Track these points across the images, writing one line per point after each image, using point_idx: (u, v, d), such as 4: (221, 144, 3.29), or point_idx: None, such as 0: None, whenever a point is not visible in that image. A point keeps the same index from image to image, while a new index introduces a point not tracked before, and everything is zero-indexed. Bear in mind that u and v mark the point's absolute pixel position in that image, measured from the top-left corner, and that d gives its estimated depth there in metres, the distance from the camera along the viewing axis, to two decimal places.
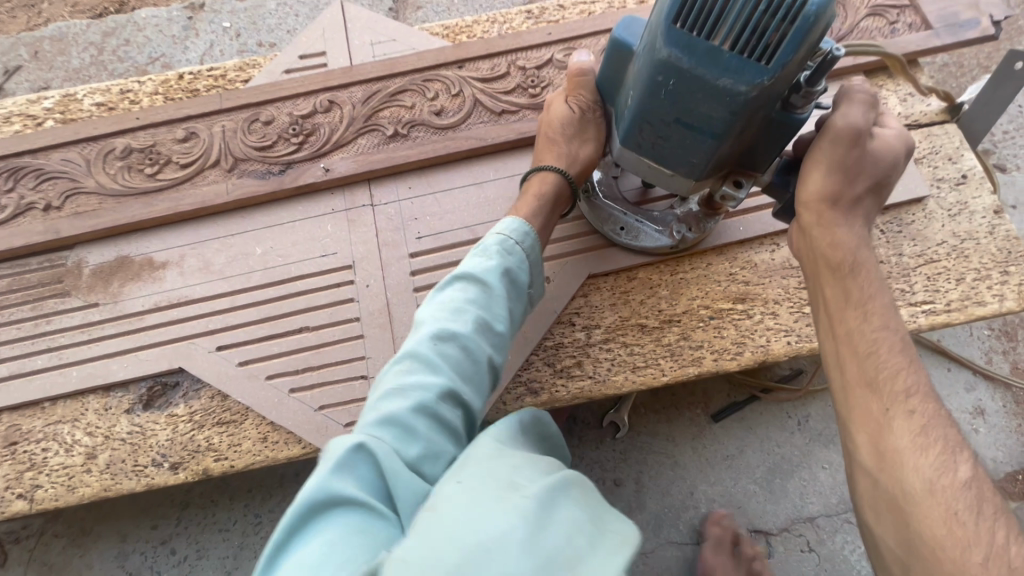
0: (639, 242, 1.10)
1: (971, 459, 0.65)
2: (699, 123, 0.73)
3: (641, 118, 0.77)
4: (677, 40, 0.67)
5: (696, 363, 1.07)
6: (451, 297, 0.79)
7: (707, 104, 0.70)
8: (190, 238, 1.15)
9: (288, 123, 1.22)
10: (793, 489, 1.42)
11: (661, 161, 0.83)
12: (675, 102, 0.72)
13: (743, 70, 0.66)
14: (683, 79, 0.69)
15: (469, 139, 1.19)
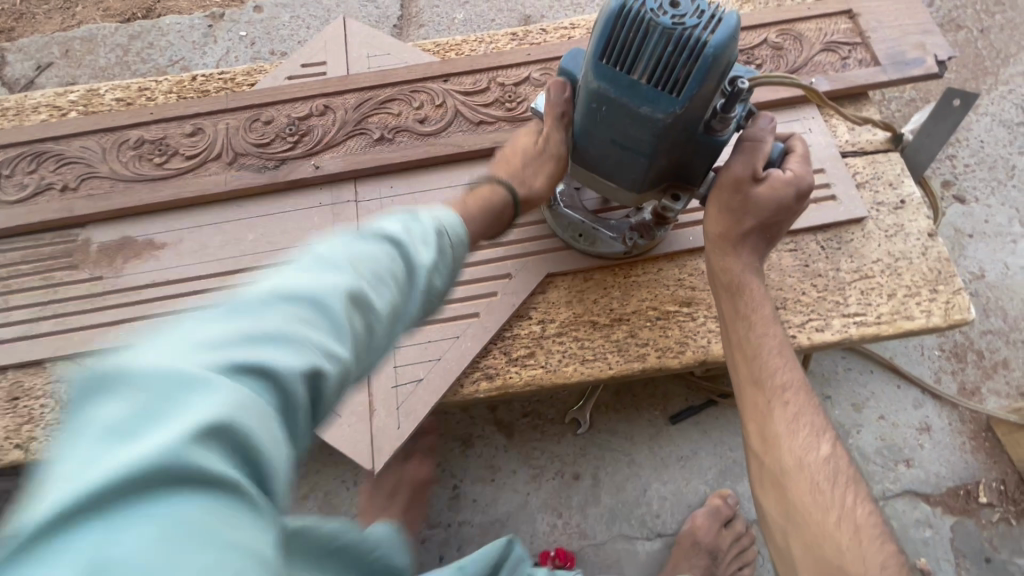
0: (595, 249, 1.20)
1: (833, 439, 0.78)
2: (631, 145, 0.84)
3: (583, 139, 0.89)
4: (604, 74, 0.78)
5: (640, 359, 1.16)
6: (376, 259, 0.59)
7: (634, 130, 0.81)
8: (190, 223, 1.27)
9: (286, 124, 1.34)
10: (743, 492, 1.49)
11: (606, 176, 0.93)
12: (607, 127, 0.83)
13: (660, 100, 0.77)
14: (611, 107, 0.80)
15: (447, 146, 1.31)
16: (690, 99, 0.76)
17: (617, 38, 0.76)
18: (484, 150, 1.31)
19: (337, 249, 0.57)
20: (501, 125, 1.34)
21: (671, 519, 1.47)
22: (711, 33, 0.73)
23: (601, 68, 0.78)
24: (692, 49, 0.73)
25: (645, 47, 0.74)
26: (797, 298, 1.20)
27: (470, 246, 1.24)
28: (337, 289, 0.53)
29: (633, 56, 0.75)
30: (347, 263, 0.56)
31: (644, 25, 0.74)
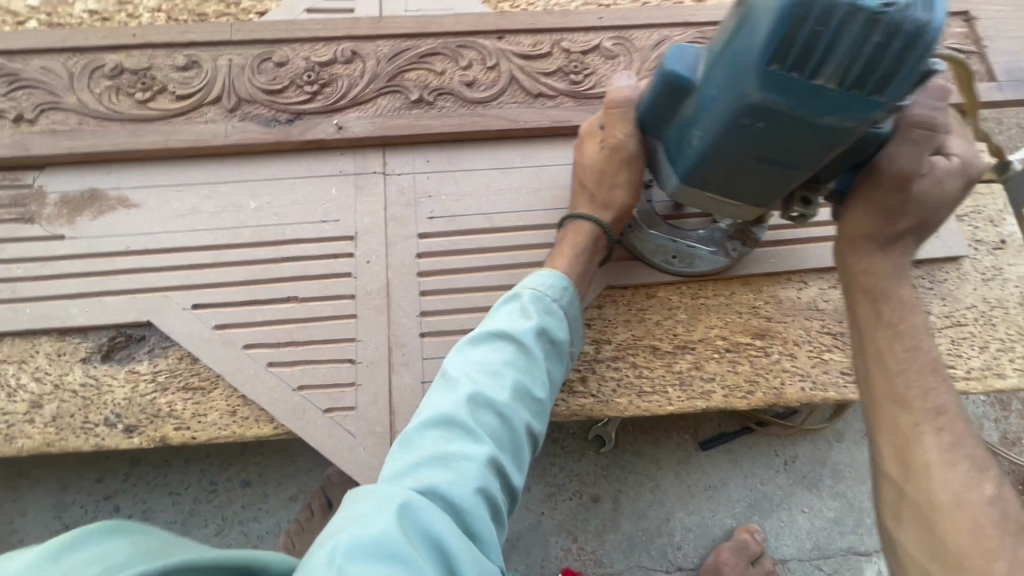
0: (695, 269, 1.05)
1: (996, 478, 0.65)
2: (792, 153, 0.68)
3: (719, 152, 0.72)
4: (774, 82, 0.59)
5: (705, 396, 1.02)
6: (495, 358, 0.75)
7: (805, 138, 0.65)
8: (179, 179, 1.04)
9: (304, 69, 1.10)
10: (770, 529, 1.39)
11: (735, 188, 0.79)
12: (759, 141, 0.67)
13: (853, 104, 0.59)
14: (774, 120, 0.63)
15: (499, 119, 1.10)
16: (896, 96, 0.58)
17: (795, 36, 0.56)
18: (543, 129, 1.10)
19: (509, 355, 0.76)
20: (562, 101, 1.13)
21: (692, 552, 1.37)
22: (924, 8, 0.54)
23: (770, 75, 0.59)
24: (907, 35, 0.54)
25: (838, 41, 0.55)
26: None
27: (518, 244, 1.05)
28: (523, 394, 0.75)
29: (820, 53, 0.56)
30: (524, 366, 0.76)
31: (838, 14, 0.54)
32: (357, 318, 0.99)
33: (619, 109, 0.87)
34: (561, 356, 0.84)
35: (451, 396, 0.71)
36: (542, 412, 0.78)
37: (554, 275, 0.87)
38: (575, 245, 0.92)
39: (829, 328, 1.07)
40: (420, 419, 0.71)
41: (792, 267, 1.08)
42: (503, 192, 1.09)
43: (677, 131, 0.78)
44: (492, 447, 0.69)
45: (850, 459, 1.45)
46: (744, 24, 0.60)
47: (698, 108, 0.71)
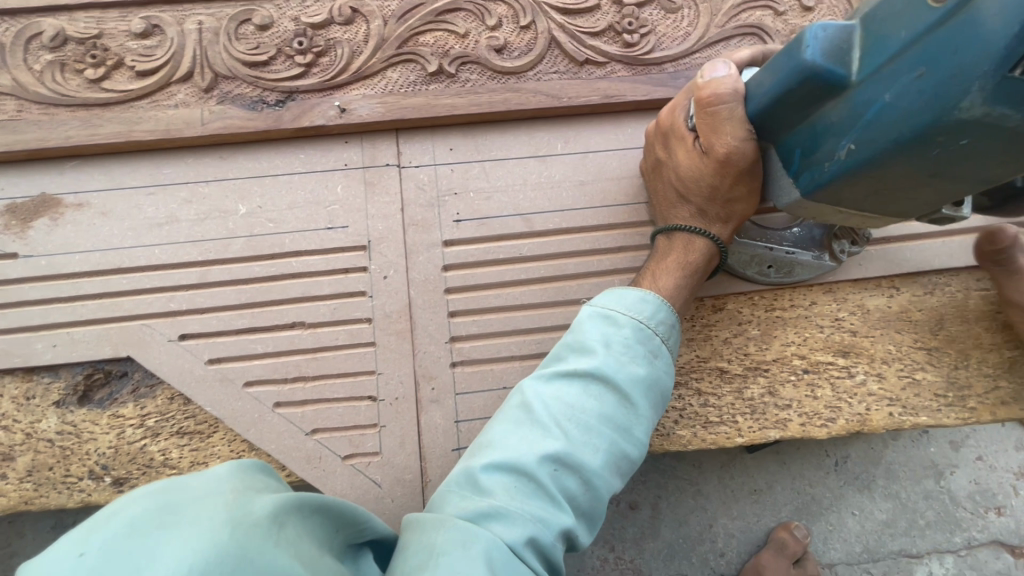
0: (795, 279, 0.91)
1: None
2: (984, 173, 0.56)
3: (884, 167, 0.58)
4: (1010, 95, 0.47)
5: (780, 425, 0.89)
6: (590, 401, 0.66)
7: (1015, 158, 0.53)
8: (148, 180, 0.85)
9: (293, 33, 0.88)
10: (818, 533, 1.31)
11: (879, 202, 0.65)
12: (946, 160, 0.55)
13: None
14: (983, 138, 0.51)
15: (536, 94, 0.90)
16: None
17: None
18: (590, 107, 0.90)
19: (605, 407, 0.66)
20: (613, 69, 0.92)
21: (736, 560, 1.29)
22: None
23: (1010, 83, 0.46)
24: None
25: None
26: (984, 356, 0.92)
27: (563, 251, 0.88)
28: (614, 456, 0.65)
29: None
30: (618, 419, 0.66)
31: None
32: (375, 346, 0.84)
33: (721, 107, 0.68)
34: (661, 405, 0.72)
35: (531, 443, 0.63)
36: (625, 474, 0.68)
37: (655, 301, 0.74)
38: (681, 267, 0.78)
39: (922, 342, 0.92)
40: (494, 457, 0.63)
41: (883, 271, 0.93)
42: (542, 187, 0.90)
43: (810, 137, 0.64)
44: (567, 508, 0.62)
45: (904, 458, 1.36)
46: (971, 3, 0.47)
47: (863, 114, 0.57)
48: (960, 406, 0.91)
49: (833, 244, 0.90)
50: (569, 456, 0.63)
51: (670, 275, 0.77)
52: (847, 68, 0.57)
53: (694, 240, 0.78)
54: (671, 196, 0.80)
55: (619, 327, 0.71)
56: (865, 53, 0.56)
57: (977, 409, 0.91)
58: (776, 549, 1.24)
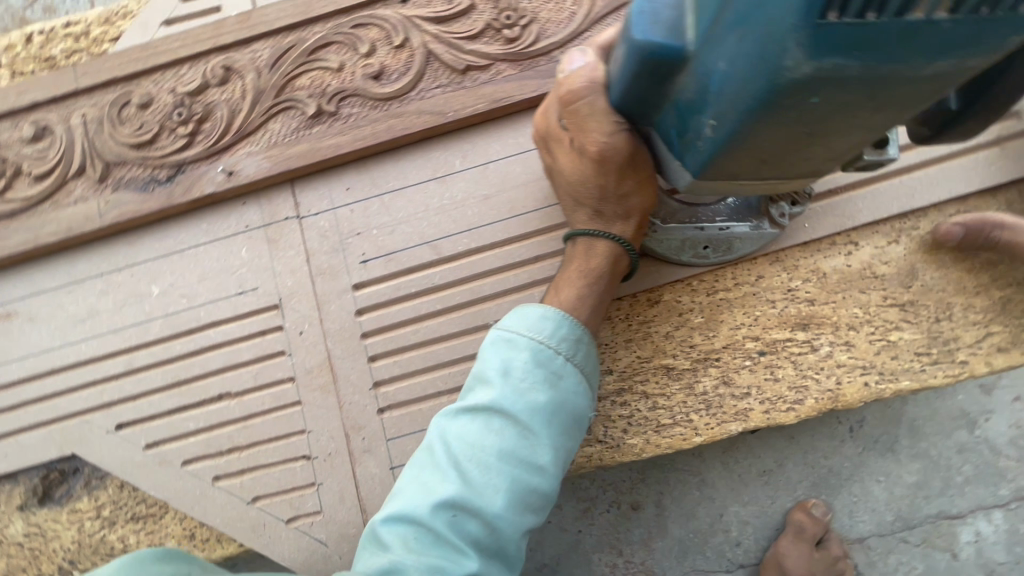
0: (736, 256, 0.83)
1: None
2: (878, 114, 0.45)
3: (755, 139, 0.49)
4: (838, 44, 0.37)
5: (741, 417, 0.81)
6: (489, 438, 0.62)
7: (902, 95, 0.42)
8: (63, 279, 0.87)
9: (171, 105, 0.88)
10: (842, 507, 1.22)
11: (780, 162, 0.56)
12: (815, 118, 0.45)
13: (988, 31, 0.37)
14: (838, 93, 0.41)
15: (421, 115, 0.85)
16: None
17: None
18: (480, 115, 0.85)
19: (504, 441, 0.61)
20: (499, 70, 0.86)
21: (754, 547, 1.22)
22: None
23: (831, 31, 0.36)
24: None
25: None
26: (969, 302, 0.81)
27: (476, 273, 0.84)
28: (522, 492, 0.61)
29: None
30: (521, 452, 0.61)
31: None
32: (302, 405, 0.83)
33: (580, 102, 0.61)
34: (579, 424, 0.67)
35: (430, 490, 0.60)
36: (546, 504, 0.63)
37: (556, 316, 0.69)
38: (585, 275, 0.72)
39: (894, 298, 0.82)
40: (397, 508, 0.61)
41: (836, 228, 0.83)
42: (445, 210, 0.86)
43: (678, 116, 0.55)
44: (474, 556, 0.58)
45: (931, 412, 1.23)
46: None
47: (708, 89, 0.48)
48: (947, 363, 0.80)
49: (770, 208, 0.81)
50: (469, 500, 0.59)
51: (573, 287, 0.71)
52: (681, 37, 0.48)
53: (597, 243, 0.73)
54: (567, 203, 0.73)
55: (517, 351, 0.66)
56: (696, 16, 0.47)
57: (968, 363, 0.80)
58: (793, 533, 1.16)
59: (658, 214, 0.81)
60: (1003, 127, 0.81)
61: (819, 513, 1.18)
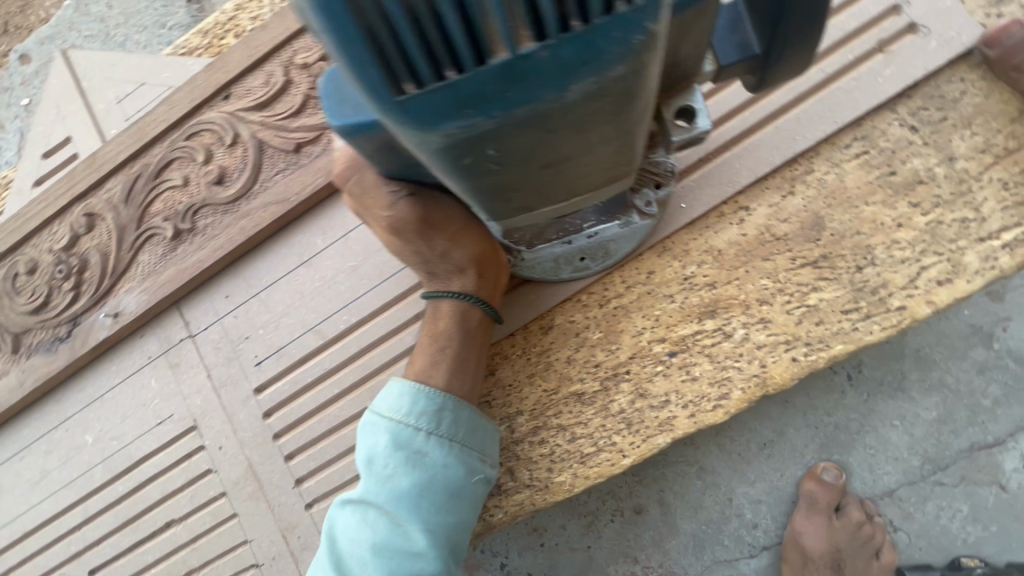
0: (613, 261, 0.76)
1: None
2: (586, 130, 0.39)
3: (486, 182, 0.45)
4: (437, 112, 0.32)
5: (665, 428, 0.75)
6: (365, 531, 0.67)
7: (581, 115, 0.36)
8: (13, 449, 0.94)
9: (53, 264, 0.91)
10: (859, 463, 1.11)
11: (559, 184, 0.51)
12: (518, 158, 0.40)
13: (604, 38, 0.30)
14: (502, 139, 0.36)
15: (267, 206, 0.84)
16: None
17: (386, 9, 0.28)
18: (322, 190, 0.82)
19: (376, 534, 0.66)
20: (329, 138, 0.83)
21: (773, 525, 1.14)
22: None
23: (417, 101, 0.32)
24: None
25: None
26: (891, 239, 0.70)
27: (361, 348, 0.82)
28: None
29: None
30: (394, 542, 0.66)
31: None
32: (238, 516, 0.85)
33: (351, 182, 0.65)
34: (458, 496, 0.69)
35: None
36: None
37: (411, 392, 0.70)
38: (437, 336, 0.75)
39: (804, 256, 0.72)
40: None
41: (719, 197, 0.74)
42: (318, 292, 0.84)
43: None
44: None
45: (938, 336, 1.09)
46: None
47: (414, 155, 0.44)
48: (882, 314, 0.70)
49: (634, 199, 0.72)
50: None
51: (424, 350, 0.74)
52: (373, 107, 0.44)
53: (444, 302, 0.76)
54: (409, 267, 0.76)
55: (379, 438, 0.69)
56: None
57: (908, 307, 0.69)
58: (808, 508, 1.07)
59: (520, 240, 0.75)
60: (878, 31, 0.70)
61: (832, 477, 1.08)
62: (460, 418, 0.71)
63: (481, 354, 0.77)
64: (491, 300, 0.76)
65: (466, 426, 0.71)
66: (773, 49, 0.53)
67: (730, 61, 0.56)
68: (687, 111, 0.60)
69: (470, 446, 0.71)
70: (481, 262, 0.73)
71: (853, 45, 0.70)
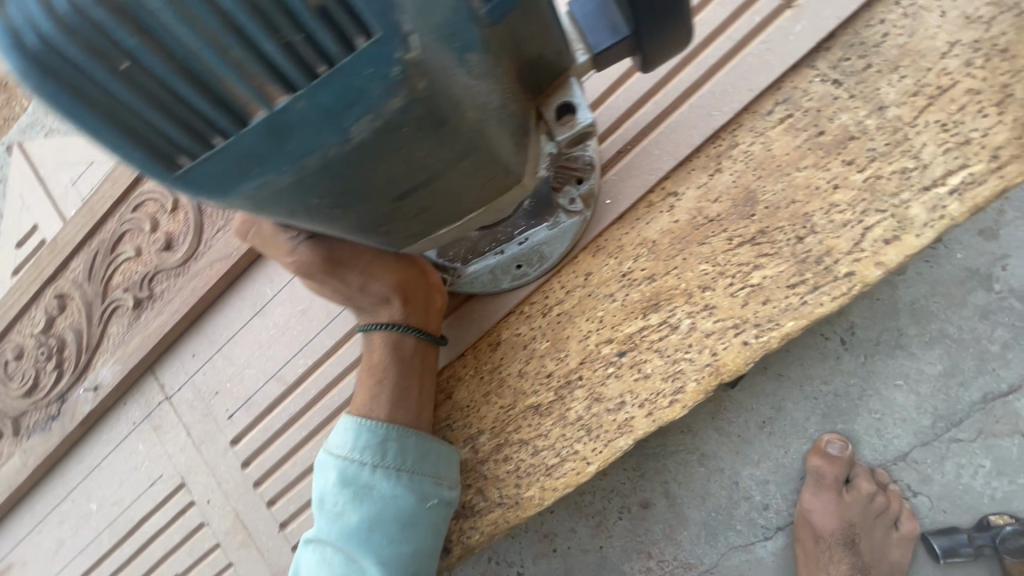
0: (548, 261, 0.74)
1: None
2: (412, 159, 0.45)
3: (356, 219, 0.50)
4: (229, 172, 0.40)
5: (625, 430, 0.73)
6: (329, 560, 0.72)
7: (390, 146, 0.42)
8: (31, 523, 1.00)
9: (36, 347, 0.97)
10: (866, 430, 1.05)
11: (440, 211, 0.55)
12: (352, 195, 0.46)
13: (349, 82, 0.37)
14: (312, 183, 0.42)
15: (214, 263, 0.87)
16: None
17: (146, 107, 0.36)
18: None
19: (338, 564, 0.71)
20: None
21: (784, 504, 1.10)
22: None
23: (208, 167, 0.40)
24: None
25: (176, 54, 0.35)
26: (829, 203, 0.66)
27: (321, 388, 0.84)
28: None
29: (197, 84, 0.36)
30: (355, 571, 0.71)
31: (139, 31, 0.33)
32: (234, 564, 0.88)
33: (255, 232, 0.69)
34: (412, 523, 0.72)
35: None
36: None
37: (354, 427, 0.73)
38: (374, 369, 0.77)
39: (741, 235, 0.69)
40: None
41: (643, 187, 0.72)
42: (274, 339, 0.86)
43: None
44: None
45: (933, 285, 1.02)
46: None
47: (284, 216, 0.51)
48: (831, 284, 0.66)
49: (557, 197, 0.71)
50: None
51: (363, 384, 0.76)
52: None
53: (376, 334, 0.77)
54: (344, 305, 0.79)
55: (329, 475, 0.72)
56: None
57: (857, 272, 0.65)
58: (816, 484, 1.04)
59: (455, 257, 0.75)
60: None
61: (838, 450, 1.03)
62: (407, 445, 0.73)
63: (424, 380, 0.78)
64: (426, 327, 0.78)
65: (414, 453, 0.73)
66: (642, 30, 0.51)
67: (604, 46, 0.55)
68: (568, 107, 0.62)
69: (420, 472, 0.73)
70: (404, 287, 0.75)
71: (757, 6, 0.67)
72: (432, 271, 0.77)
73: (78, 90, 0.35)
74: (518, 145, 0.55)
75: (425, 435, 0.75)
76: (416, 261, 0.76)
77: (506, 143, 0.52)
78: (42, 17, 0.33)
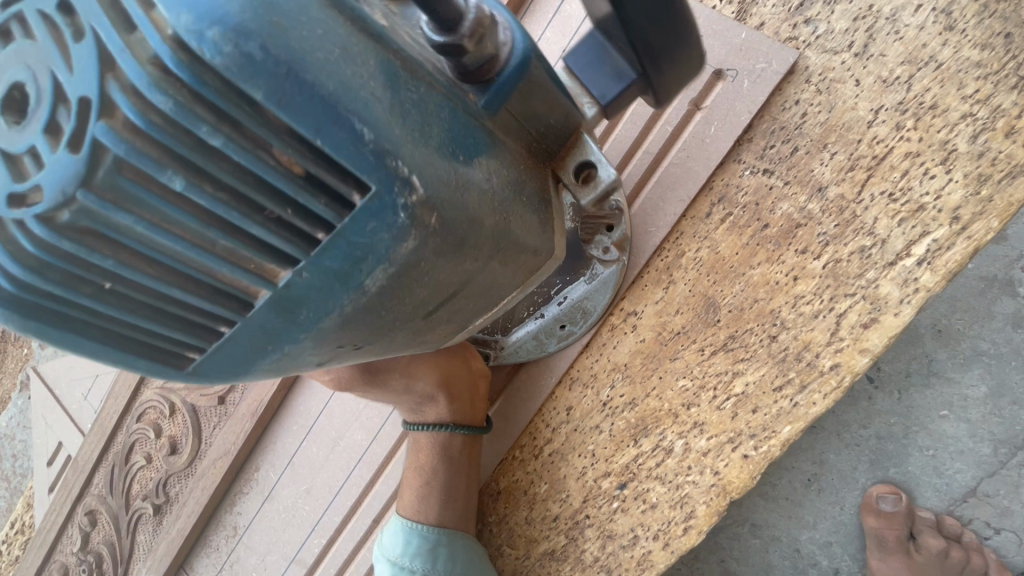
0: (595, 312, 0.69)
1: None
2: (439, 283, 0.41)
3: (393, 345, 0.45)
4: (249, 345, 0.39)
5: (645, 566, 0.69)
6: None
7: (412, 281, 0.39)
8: None
9: (77, 564, 1.01)
10: (923, 470, 0.96)
11: (474, 313, 0.49)
12: (382, 333, 0.42)
13: (352, 242, 0.36)
14: (338, 330, 0.40)
15: (219, 457, 0.90)
16: (363, 145, 0.34)
17: (139, 313, 0.37)
18: (252, 431, 0.88)
19: None
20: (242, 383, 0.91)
21: (855, 565, 1.02)
22: (73, 102, 0.31)
23: (220, 353, 0.40)
24: (140, 144, 0.31)
25: (159, 260, 0.35)
26: (794, 296, 0.62)
27: (339, 566, 0.82)
28: None
29: (184, 279, 0.37)
30: None
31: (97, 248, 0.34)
32: None
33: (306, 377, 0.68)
34: None
35: None
36: None
37: (405, 531, 0.72)
38: (421, 470, 0.74)
39: (711, 344, 0.66)
40: None
41: (591, 318, 0.70)
42: (288, 522, 0.87)
43: None
44: None
45: (953, 302, 0.95)
46: None
47: None
48: (817, 380, 0.62)
49: (590, 248, 0.67)
50: None
51: (410, 486, 0.74)
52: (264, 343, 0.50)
53: (423, 434, 0.75)
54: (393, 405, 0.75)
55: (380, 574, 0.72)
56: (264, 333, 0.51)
57: (842, 363, 0.61)
58: (880, 547, 0.96)
59: (495, 328, 0.73)
60: (685, 92, 0.66)
61: (891, 505, 0.94)
62: (456, 551, 0.71)
63: (470, 482, 0.75)
64: (471, 419, 0.74)
65: (463, 559, 0.71)
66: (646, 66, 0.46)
67: (611, 96, 0.49)
68: (586, 165, 0.51)
69: None
70: (447, 383, 0.72)
71: (667, 115, 0.67)
72: (473, 356, 0.74)
73: (70, 316, 0.36)
74: (543, 221, 0.47)
75: (473, 541, 0.73)
76: (456, 351, 0.72)
77: (531, 226, 0.45)
78: (14, 261, 0.34)
